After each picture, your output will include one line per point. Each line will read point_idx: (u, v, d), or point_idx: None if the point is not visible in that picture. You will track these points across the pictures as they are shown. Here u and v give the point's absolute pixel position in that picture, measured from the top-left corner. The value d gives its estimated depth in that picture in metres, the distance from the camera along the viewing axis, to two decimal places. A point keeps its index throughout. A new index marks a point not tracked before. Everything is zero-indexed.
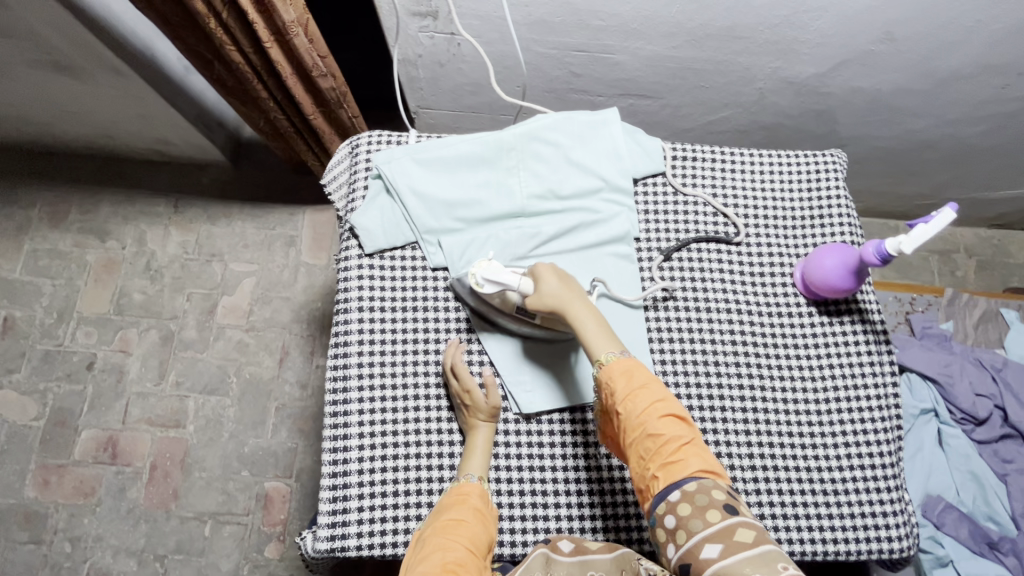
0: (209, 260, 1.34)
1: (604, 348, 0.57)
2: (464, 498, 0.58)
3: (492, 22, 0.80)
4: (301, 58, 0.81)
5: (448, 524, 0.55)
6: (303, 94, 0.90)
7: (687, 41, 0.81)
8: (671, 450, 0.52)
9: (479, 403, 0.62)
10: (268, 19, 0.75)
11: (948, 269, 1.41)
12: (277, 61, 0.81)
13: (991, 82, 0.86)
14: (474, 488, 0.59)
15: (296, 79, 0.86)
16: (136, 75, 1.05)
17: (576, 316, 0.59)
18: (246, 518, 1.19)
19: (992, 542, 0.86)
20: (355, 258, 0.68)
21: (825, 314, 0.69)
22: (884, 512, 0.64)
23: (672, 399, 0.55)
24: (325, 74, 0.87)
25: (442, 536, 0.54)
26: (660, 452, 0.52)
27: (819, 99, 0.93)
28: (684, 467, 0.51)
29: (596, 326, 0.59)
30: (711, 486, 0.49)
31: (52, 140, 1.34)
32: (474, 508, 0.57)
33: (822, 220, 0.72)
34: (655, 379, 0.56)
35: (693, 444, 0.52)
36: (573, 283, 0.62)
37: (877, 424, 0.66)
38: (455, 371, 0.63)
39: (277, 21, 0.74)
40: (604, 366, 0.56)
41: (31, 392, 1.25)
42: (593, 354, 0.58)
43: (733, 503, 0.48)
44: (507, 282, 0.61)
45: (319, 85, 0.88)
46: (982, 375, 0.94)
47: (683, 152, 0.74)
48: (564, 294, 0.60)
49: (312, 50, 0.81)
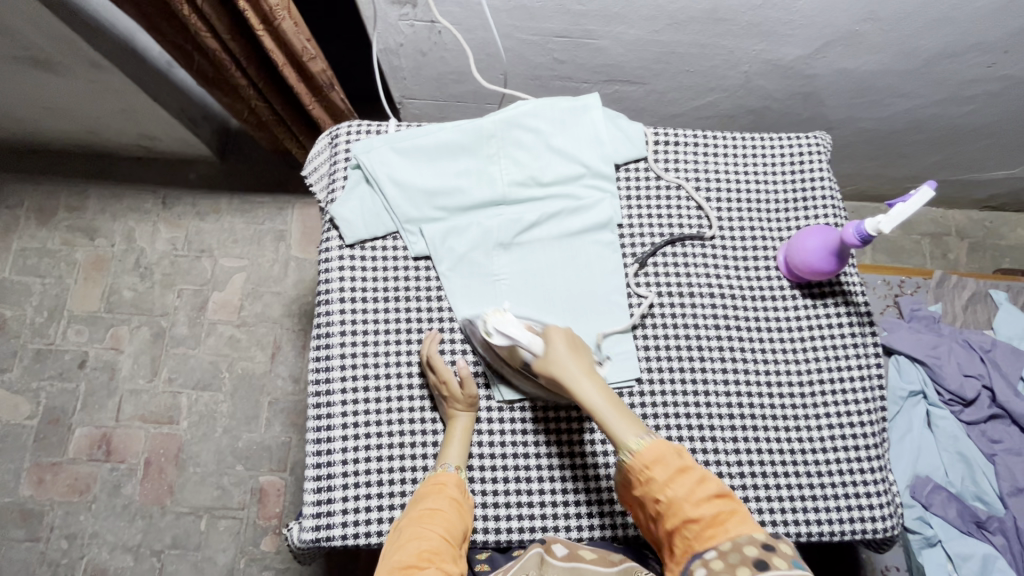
0: (199, 256, 1.33)
1: (628, 434, 0.55)
2: (442, 487, 0.58)
3: (471, 9, 0.79)
4: (292, 45, 0.79)
5: (425, 514, 0.55)
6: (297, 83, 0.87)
7: (669, 24, 0.81)
8: (709, 521, 0.49)
9: (456, 393, 0.62)
10: (254, 4, 0.73)
11: (940, 252, 1.41)
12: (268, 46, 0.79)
13: (978, 60, 0.85)
14: (451, 477, 0.59)
15: (288, 67, 0.84)
16: (117, 70, 1.04)
17: (585, 390, 0.57)
18: (241, 512, 1.20)
19: (979, 521, 0.86)
20: (336, 249, 0.68)
21: (809, 296, 0.69)
22: (867, 493, 0.64)
23: (708, 477, 0.52)
24: (317, 57, 0.84)
25: (418, 525, 0.54)
26: (701, 529, 0.50)
27: (804, 81, 0.93)
28: (721, 535, 0.49)
29: (608, 405, 0.56)
30: (745, 543, 0.47)
31: (36, 137, 1.33)
32: (451, 497, 0.57)
33: (806, 202, 0.71)
34: (686, 456, 0.53)
35: (735, 515, 0.49)
36: (582, 349, 0.59)
37: (861, 406, 0.67)
38: (431, 363, 0.63)
39: (263, 5, 0.72)
40: (634, 455, 0.54)
41: (24, 391, 1.25)
42: (619, 442, 0.55)
43: (766, 558, 0.45)
44: (518, 337, 0.58)
45: (312, 72, 0.85)
46: (971, 356, 0.94)
47: (665, 136, 0.73)
48: (569, 365, 0.58)
49: (300, 33, 0.79)
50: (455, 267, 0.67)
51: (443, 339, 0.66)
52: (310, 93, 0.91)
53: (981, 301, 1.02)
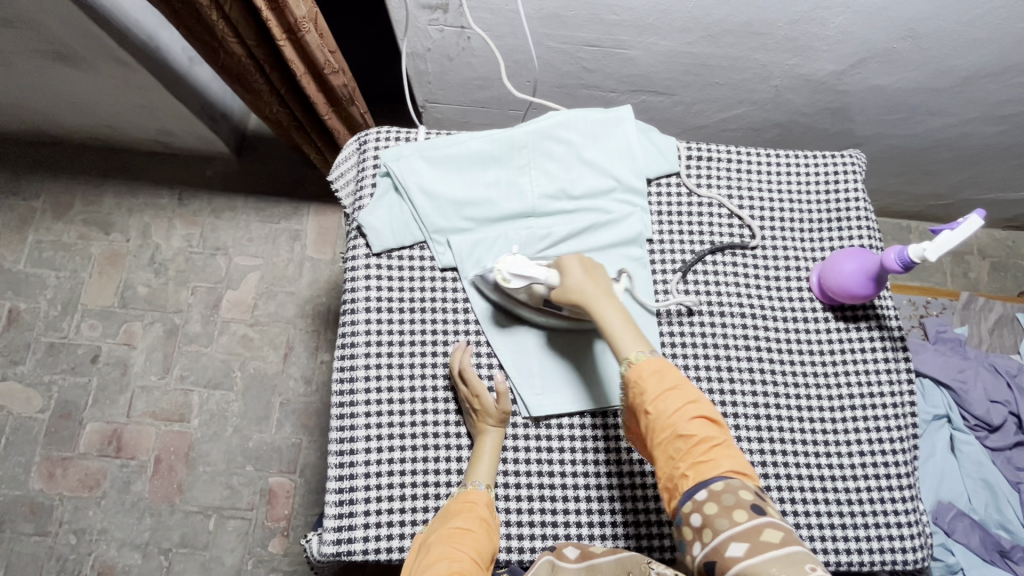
0: (214, 253, 1.33)
1: (630, 346, 0.55)
2: (472, 506, 0.57)
3: (503, 16, 0.78)
4: (313, 57, 0.78)
5: (454, 533, 0.54)
6: (315, 92, 0.87)
7: (703, 37, 0.79)
8: (700, 445, 0.50)
9: (488, 408, 0.61)
10: (279, 16, 0.72)
11: (961, 270, 1.40)
12: (289, 59, 0.78)
13: (1016, 81, 0.84)
14: (481, 496, 0.58)
15: (308, 77, 0.83)
16: (140, 66, 1.03)
17: (601, 310, 0.57)
18: (250, 513, 1.19)
19: (1003, 550, 0.85)
20: (363, 258, 0.67)
21: (841, 319, 0.68)
22: (898, 522, 0.63)
23: (699, 399, 0.52)
24: (337, 70, 0.85)
25: (447, 544, 0.53)
26: (690, 452, 0.50)
27: (835, 97, 0.91)
28: (714, 465, 0.49)
29: (617, 320, 0.57)
30: (738, 486, 0.48)
31: (55, 130, 1.32)
32: (481, 517, 0.56)
33: (840, 223, 0.70)
34: (687, 383, 0.53)
35: (724, 446, 0.50)
36: (599, 274, 0.60)
37: (894, 434, 0.65)
38: (464, 376, 0.62)
39: (289, 17, 0.72)
40: (633, 366, 0.54)
41: (36, 384, 1.25)
42: (620, 354, 0.55)
43: (761, 504, 0.47)
44: (533, 274, 0.59)
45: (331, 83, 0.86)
46: (998, 381, 0.92)
47: (699, 152, 0.72)
48: (588, 285, 0.58)
49: (323, 46, 0.79)
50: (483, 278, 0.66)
51: (474, 352, 0.65)
52: (327, 103, 0.91)
53: (1007, 325, 1.00)
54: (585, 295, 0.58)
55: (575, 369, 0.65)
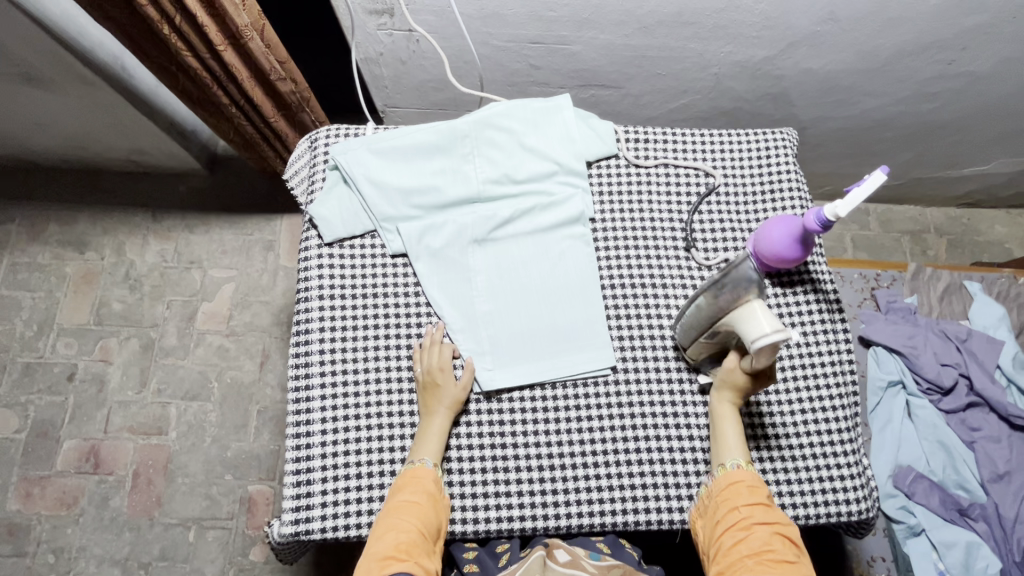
0: (189, 267, 1.35)
1: (737, 452, 0.61)
2: (418, 480, 0.59)
3: (447, 17, 0.82)
4: (257, 61, 0.84)
5: (401, 505, 0.57)
6: (261, 96, 0.93)
7: (638, 28, 0.84)
8: (776, 556, 0.53)
9: (445, 389, 0.63)
10: (221, 24, 0.77)
11: (920, 249, 1.44)
12: (231, 64, 0.83)
13: (938, 58, 0.88)
14: (428, 472, 0.60)
15: (253, 82, 0.89)
16: (107, 85, 1.06)
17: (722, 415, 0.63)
18: (229, 522, 1.19)
19: (961, 509, 0.87)
20: (315, 249, 0.69)
21: (778, 285, 0.70)
22: (840, 475, 0.65)
23: (791, 527, 0.56)
24: (284, 77, 0.91)
25: (394, 517, 0.56)
26: (763, 554, 0.53)
27: (772, 82, 0.96)
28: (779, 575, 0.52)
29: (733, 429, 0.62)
30: None
31: (27, 154, 1.35)
32: (428, 493, 0.58)
33: (773, 194, 0.74)
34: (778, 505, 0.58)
35: (796, 567, 0.53)
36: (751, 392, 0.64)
37: (833, 392, 0.67)
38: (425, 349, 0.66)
39: (231, 25, 0.77)
40: (728, 470, 0.60)
41: (12, 405, 1.25)
42: (725, 453, 0.61)
43: None
44: (758, 359, 0.57)
45: (278, 88, 0.91)
46: (947, 345, 0.96)
47: (635, 134, 0.76)
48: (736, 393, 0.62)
49: (268, 54, 0.84)
50: (433, 262, 0.69)
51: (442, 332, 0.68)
52: (274, 106, 0.97)
53: (956, 292, 1.03)
54: (731, 383, 0.62)
55: (526, 345, 0.67)
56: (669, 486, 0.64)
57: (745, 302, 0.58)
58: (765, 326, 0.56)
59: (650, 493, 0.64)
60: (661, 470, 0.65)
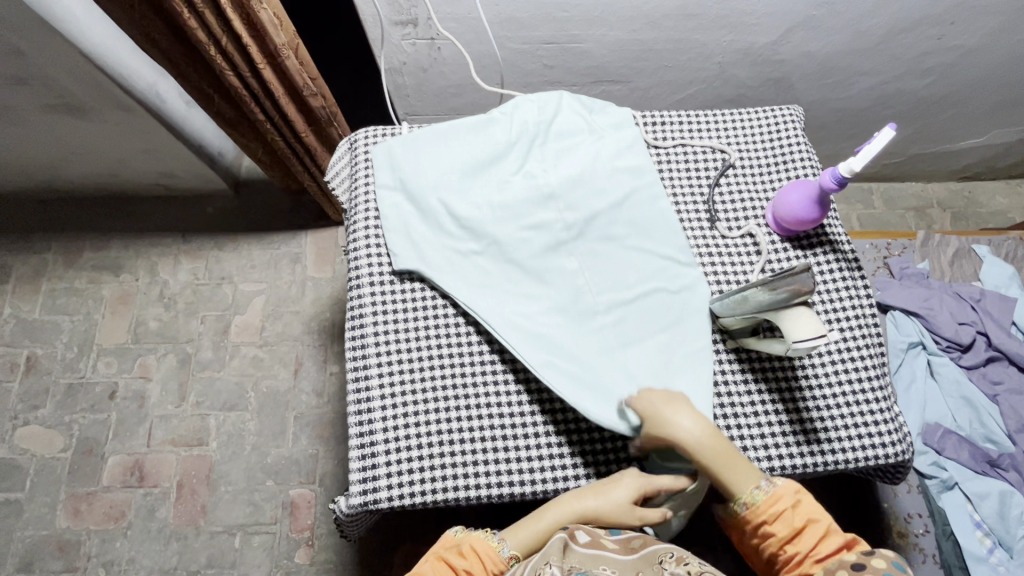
0: (220, 282, 1.40)
1: (743, 484, 0.59)
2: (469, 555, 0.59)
3: (467, 24, 0.88)
4: (291, 77, 0.89)
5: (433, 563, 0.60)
6: (294, 112, 0.98)
7: (646, 23, 0.89)
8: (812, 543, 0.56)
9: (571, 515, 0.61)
10: (260, 43, 0.82)
11: (925, 223, 1.48)
12: (269, 81, 0.88)
13: (929, 33, 0.94)
14: (493, 556, 0.59)
15: (287, 99, 0.95)
16: (144, 110, 1.12)
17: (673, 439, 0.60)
18: (274, 527, 1.22)
19: (991, 460, 0.90)
20: (363, 240, 0.75)
21: (799, 247, 0.74)
22: (875, 421, 0.68)
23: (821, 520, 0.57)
24: (315, 93, 0.96)
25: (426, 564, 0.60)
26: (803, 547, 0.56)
27: (774, 67, 1.01)
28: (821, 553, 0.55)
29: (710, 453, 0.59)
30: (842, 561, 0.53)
31: (63, 185, 1.41)
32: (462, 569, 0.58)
33: (786, 164, 0.78)
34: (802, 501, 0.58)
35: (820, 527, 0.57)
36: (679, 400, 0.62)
37: (861, 343, 0.71)
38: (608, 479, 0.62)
39: (269, 44, 0.82)
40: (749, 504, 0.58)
41: (57, 425, 1.29)
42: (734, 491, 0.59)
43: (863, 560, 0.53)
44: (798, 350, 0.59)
45: (310, 104, 0.97)
46: (962, 305, 0.99)
47: (652, 118, 0.81)
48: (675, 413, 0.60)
49: (301, 70, 0.89)
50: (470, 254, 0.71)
51: None
52: (305, 122, 1.02)
53: (965, 256, 1.07)
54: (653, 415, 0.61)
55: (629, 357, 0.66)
56: None
57: (792, 307, 0.58)
58: (809, 330, 0.58)
59: None
60: None
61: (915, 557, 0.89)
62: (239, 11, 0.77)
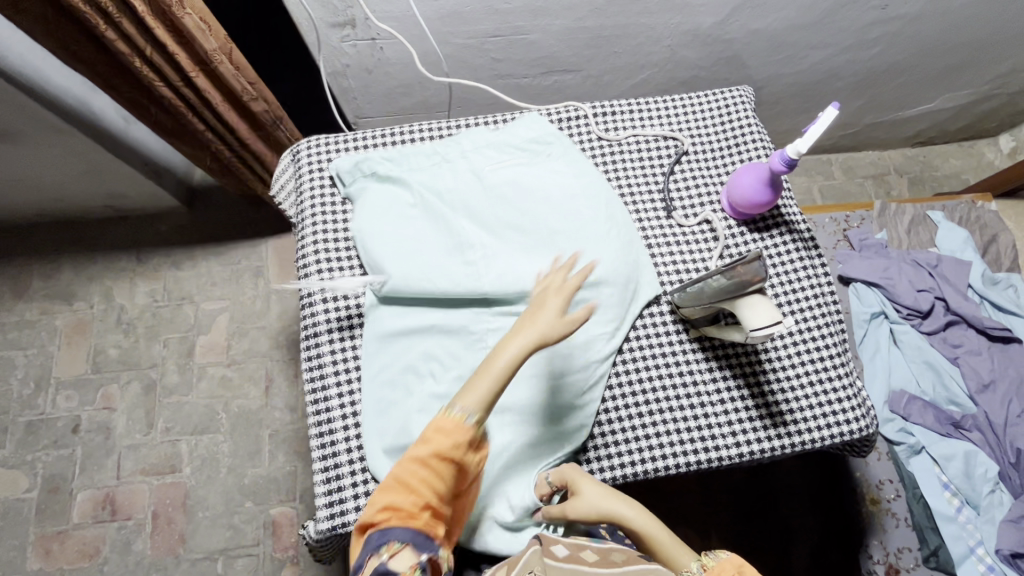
0: (181, 303, 1.35)
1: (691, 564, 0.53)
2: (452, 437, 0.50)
3: (407, 22, 0.85)
4: (228, 83, 0.85)
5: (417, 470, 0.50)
6: (236, 118, 0.95)
7: (591, 10, 0.87)
8: None
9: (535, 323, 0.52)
10: (189, 51, 0.78)
11: (884, 190, 1.51)
12: (204, 89, 0.85)
13: (872, 4, 0.93)
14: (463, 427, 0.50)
15: (227, 106, 0.91)
16: (76, 130, 1.07)
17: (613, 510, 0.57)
18: (257, 548, 1.20)
19: (955, 422, 0.92)
20: (312, 255, 0.72)
21: (754, 230, 0.74)
22: (839, 399, 0.69)
23: None
24: (256, 98, 0.93)
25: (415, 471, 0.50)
26: None
27: (723, 47, 1.00)
28: None
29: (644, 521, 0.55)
30: None
31: (2, 214, 1.34)
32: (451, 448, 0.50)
33: (739, 146, 0.78)
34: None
35: None
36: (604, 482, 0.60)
37: (820, 322, 0.71)
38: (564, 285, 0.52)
39: (200, 51, 0.78)
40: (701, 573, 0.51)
41: (19, 465, 1.24)
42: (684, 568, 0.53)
43: None
44: (758, 337, 0.59)
45: (252, 109, 0.93)
46: (920, 272, 1.01)
47: (602, 108, 0.80)
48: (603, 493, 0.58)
49: (239, 75, 0.86)
50: (389, 348, 0.68)
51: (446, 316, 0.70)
52: (249, 127, 0.98)
53: (921, 223, 1.09)
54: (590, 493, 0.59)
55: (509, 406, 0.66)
56: (680, 431, 0.67)
57: (747, 295, 0.58)
58: (765, 318, 0.58)
59: (664, 441, 0.67)
60: (670, 417, 0.68)
61: (888, 522, 0.90)
62: (162, 18, 0.72)
